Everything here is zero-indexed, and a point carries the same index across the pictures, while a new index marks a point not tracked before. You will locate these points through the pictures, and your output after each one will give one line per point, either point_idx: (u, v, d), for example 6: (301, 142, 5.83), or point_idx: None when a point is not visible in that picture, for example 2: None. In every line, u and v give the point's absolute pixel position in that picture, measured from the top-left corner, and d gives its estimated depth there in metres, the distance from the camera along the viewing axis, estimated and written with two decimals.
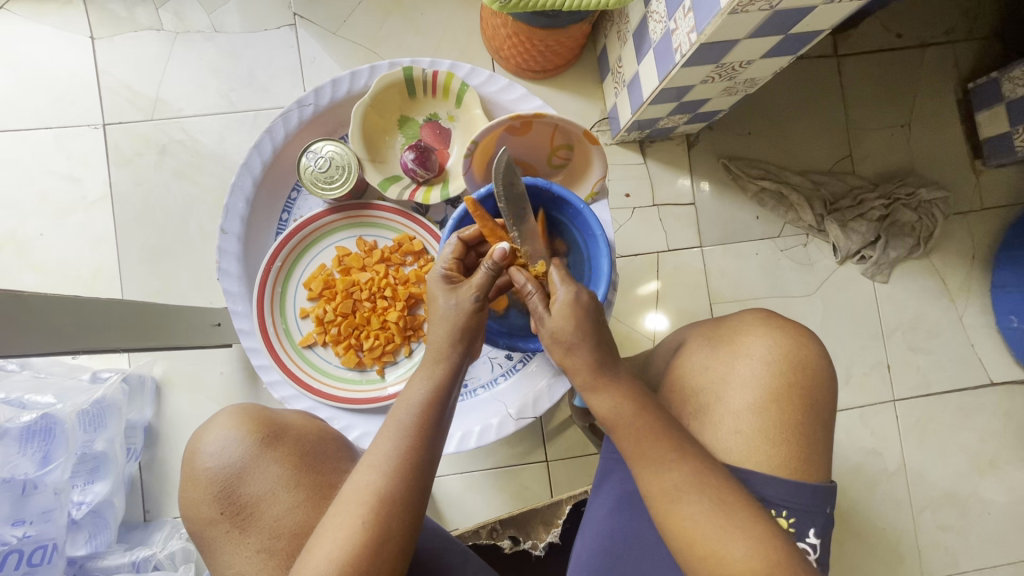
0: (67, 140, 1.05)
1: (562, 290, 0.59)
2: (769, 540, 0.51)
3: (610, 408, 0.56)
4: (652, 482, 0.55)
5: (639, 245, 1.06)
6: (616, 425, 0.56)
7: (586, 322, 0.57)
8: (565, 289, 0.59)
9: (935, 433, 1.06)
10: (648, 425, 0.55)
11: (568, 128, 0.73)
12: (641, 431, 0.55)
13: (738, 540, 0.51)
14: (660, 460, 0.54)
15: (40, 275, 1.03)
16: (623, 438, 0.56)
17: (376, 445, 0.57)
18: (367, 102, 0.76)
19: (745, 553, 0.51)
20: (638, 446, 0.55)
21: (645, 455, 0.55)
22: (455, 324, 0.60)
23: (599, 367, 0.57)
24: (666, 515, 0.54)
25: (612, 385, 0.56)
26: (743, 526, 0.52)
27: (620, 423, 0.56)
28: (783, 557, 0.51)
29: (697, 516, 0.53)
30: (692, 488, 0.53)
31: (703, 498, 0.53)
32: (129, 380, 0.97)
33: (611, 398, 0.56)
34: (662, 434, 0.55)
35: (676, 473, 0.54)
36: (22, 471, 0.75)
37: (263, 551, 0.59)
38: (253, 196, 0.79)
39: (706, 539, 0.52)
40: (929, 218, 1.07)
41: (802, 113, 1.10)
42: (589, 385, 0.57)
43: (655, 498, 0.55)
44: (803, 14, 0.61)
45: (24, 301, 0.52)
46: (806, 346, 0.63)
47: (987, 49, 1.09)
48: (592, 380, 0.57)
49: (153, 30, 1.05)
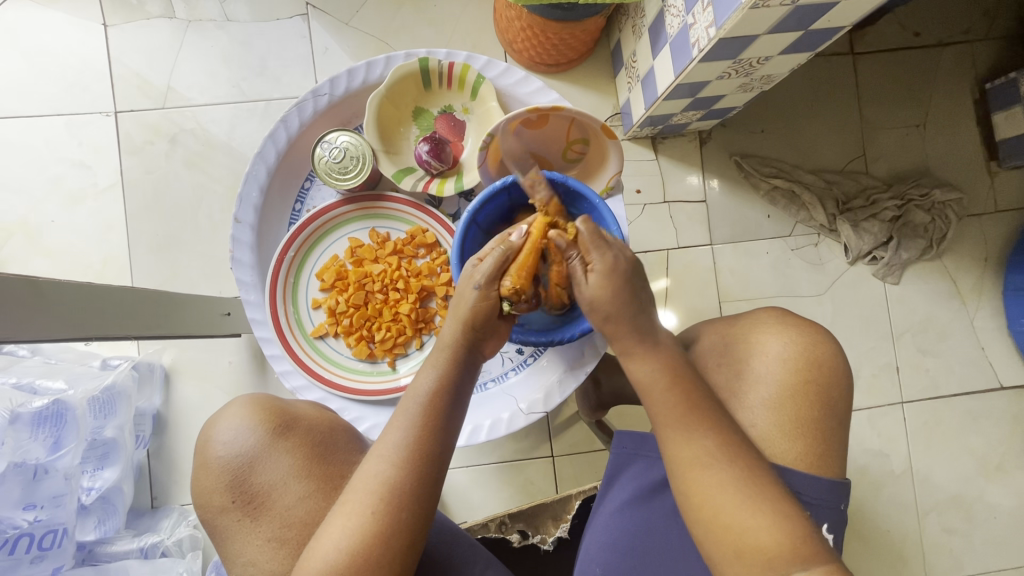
0: (78, 127, 1.05)
1: (599, 259, 0.59)
2: (794, 519, 0.52)
3: (649, 373, 0.58)
4: (680, 450, 0.55)
5: (649, 243, 1.06)
6: (651, 391, 0.58)
7: (622, 289, 0.59)
8: (601, 256, 0.59)
9: (943, 435, 1.06)
10: (684, 398, 0.56)
11: (586, 122, 0.72)
12: (678, 402, 0.56)
13: (763, 513, 0.52)
14: (695, 427, 0.55)
15: (50, 261, 1.04)
16: (658, 407, 0.57)
17: (387, 433, 0.57)
18: (383, 93, 0.76)
19: (767, 526, 0.51)
20: (671, 411, 0.56)
21: (679, 423, 0.56)
22: (459, 313, 0.60)
23: (641, 337, 0.59)
24: (690, 484, 0.54)
25: (651, 355, 0.58)
26: (768, 499, 0.52)
27: (654, 392, 0.57)
28: (806, 537, 0.51)
29: (722, 486, 0.53)
30: (719, 458, 0.54)
31: (731, 469, 0.53)
32: (139, 367, 0.98)
33: (651, 364, 0.58)
34: (697, 406, 0.56)
35: (709, 441, 0.55)
36: (33, 456, 0.76)
37: (274, 540, 0.59)
38: (267, 185, 0.79)
39: (731, 509, 0.52)
40: (943, 219, 1.06)
41: (817, 112, 1.09)
42: (627, 351, 0.59)
43: (680, 467, 0.55)
44: (826, 9, 0.61)
45: (37, 286, 0.52)
46: (822, 344, 0.62)
47: (1006, 50, 1.08)
48: (633, 347, 0.59)
49: (165, 18, 1.05)
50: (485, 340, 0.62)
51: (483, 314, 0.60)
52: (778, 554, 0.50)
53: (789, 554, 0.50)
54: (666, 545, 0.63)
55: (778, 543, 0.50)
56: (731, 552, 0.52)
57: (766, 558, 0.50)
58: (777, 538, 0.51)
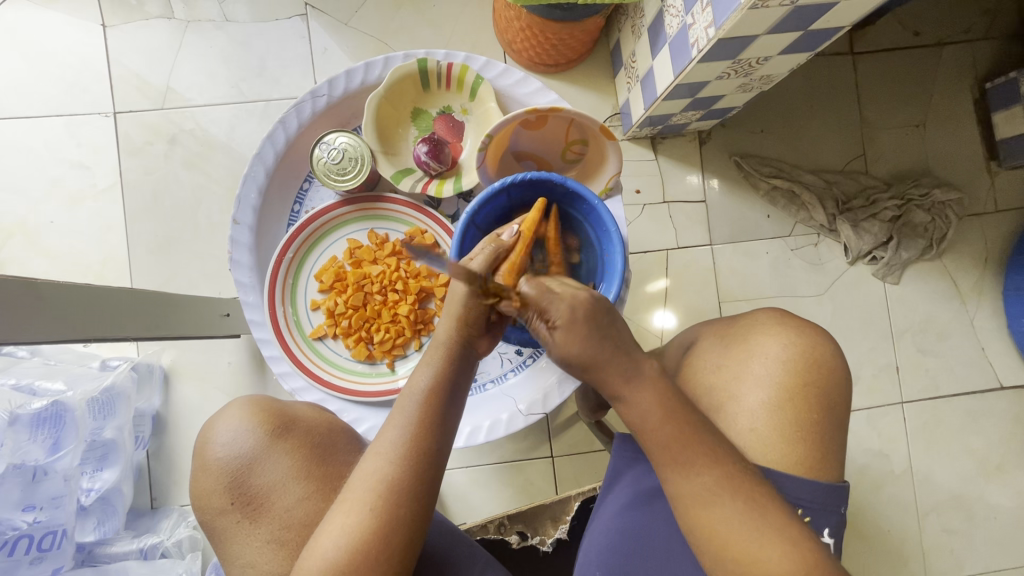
0: (78, 127, 1.05)
1: (556, 312, 0.54)
2: (802, 544, 0.52)
3: (641, 413, 0.55)
4: (683, 486, 0.54)
5: (649, 243, 1.06)
6: (646, 432, 0.55)
7: (589, 339, 0.54)
8: (558, 308, 0.54)
9: (943, 436, 1.06)
10: (680, 430, 0.54)
11: (584, 123, 0.72)
12: (674, 437, 0.54)
13: (772, 543, 0.52)
14: (695, 464, 0.54)
15: (49, 262, 1.04)
16: (656, 448, 0.55)
17: (385, 431, 0.57)
18: (380, 94, 0.76)
19: (779, 557, 0.51)
20: (667, 450, 0.54)
21: (677, 457, 0.54)
22: (455, 309, 0.60)
23: (627, 375, 0.55)
24: (697, 518, 0.54)
25: (640, 394, 0.54)
26: (777, 530, 0.52)
27: (651, 432, 0.55)
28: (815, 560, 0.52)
29: (730, 519, 0.53)
30: (724, 491, 0.53)
31: (736, 502, 0.53)
32: (139, 368, 0.98)
33: (641, 403, 0.54)
34: (695, 439, 0.54)
35: (710, 477, 0.53)
36: (32, 457, 0.76)
37: (273, 542, 0.59)
38: (265, 186, 0.79)
39: (743, 543, 0.52)
40: (943, 219, 1.05)
41: (817, 111, 1.09)
42: (615, 395, 0.56)
43: (683, 503, 0.54)
44: (825, 9, 0.60)
45: (36, 289, 0.52)
46: (821, 346, 0.62)
47: (1006, 50, 1.08)
48: (621, 388, 0.55)
49: (165, 18, 1.05)
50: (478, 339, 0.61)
51: (475, 309, 0.59)
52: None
53: None
54: (666, 546, 0.63)
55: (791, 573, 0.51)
56: None
57: None
58: (787, 567, 0.51)
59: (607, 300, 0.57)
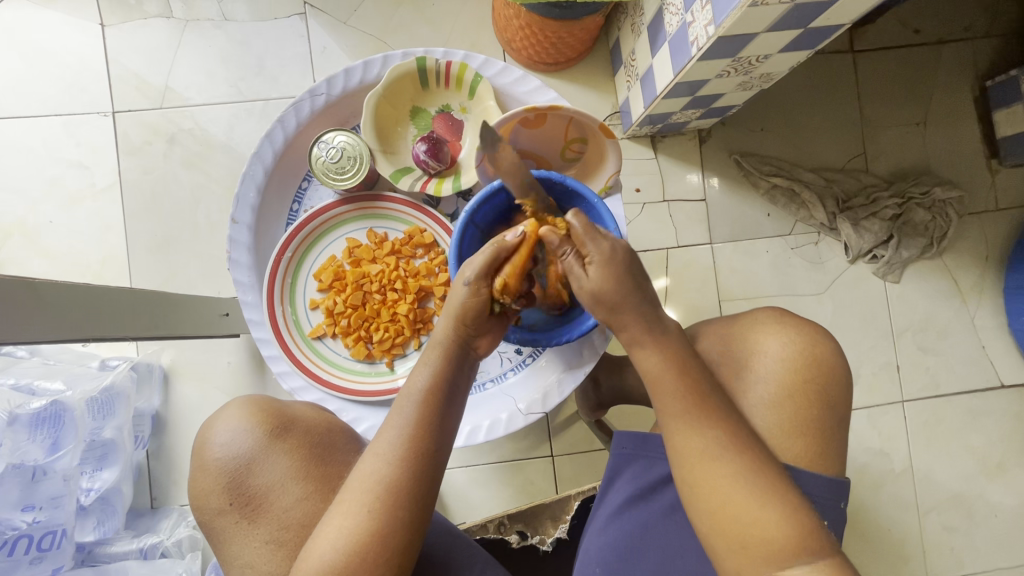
0: (76, 127, 1.04)
1: (595, 248, 0.58)
2: (800, 512, 0.52)
3: (657, 363, 0.57)
4: (687, 441, 0.55)
5: (649, 242, 1.05)
6: (659, 382, 0.57)
7: (621, 277, 0.58)
8: (597, 246, 0.58)
9: (943, 434, 1.06)
10: (692, 384, 0.56)
11: (584, 121, 0.72)
12: (686, 389, 0.56)
13: (771, 506, 0.52)
14: (702, 418, 0.55)
15: (48, 262, 1.03)
16: (666, 399, 0.57)
17: (382, 432, 0.57)
18: (379, 92, 0.76)
19: (776, 520, 0.51)
20: (677, 401, 0.56)
21: (687, 411, 0.56)
22: (453, 309, 0.60)
23: (648, 324, 0.58)
24: (698, 475, 0.54)
25: (658, 344, 0.58)
26: (777, 493, 0.52)
27: (664, 382, 0.57)
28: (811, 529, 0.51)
29: (730, 478, 0.53)
30: (727, 449, 0.54)
31: (738, 461, 0.54)
32: (138, 368, 0.97)
33: (658, 354, 0.58)
34: (706, 395, 0.56)
35: (716, 433, 0.55)
36: (31, 457, 0.76)
37: (272, 542, 0.59)
38: (264, 185, 0.79)
39: (741, 503, 0.52)
40: (944, 218, 1.05)
41: (817, 110, 1.09)
42: (634, 341, 0.59)
43: (685, 458, 0.55)
44: (825, 7, 0.60)
45: (34, 288, 0.51)
46: (822, 343, 0.62)
47: (1007, 48, 1.08)
48: (641, 336, 0.58)
49: (163, 18, 1.04)
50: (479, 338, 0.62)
51: (472, 310, 0.59)
52: (785, 546, 0.51)
53: (794, 547, 0.51)
54: (666, 545, 0.62)
55: (786, 535, 0.51)
56: (737, 545, 0.52)
57: (772, 549, 0.51)
58: (785, 531, 0.51)
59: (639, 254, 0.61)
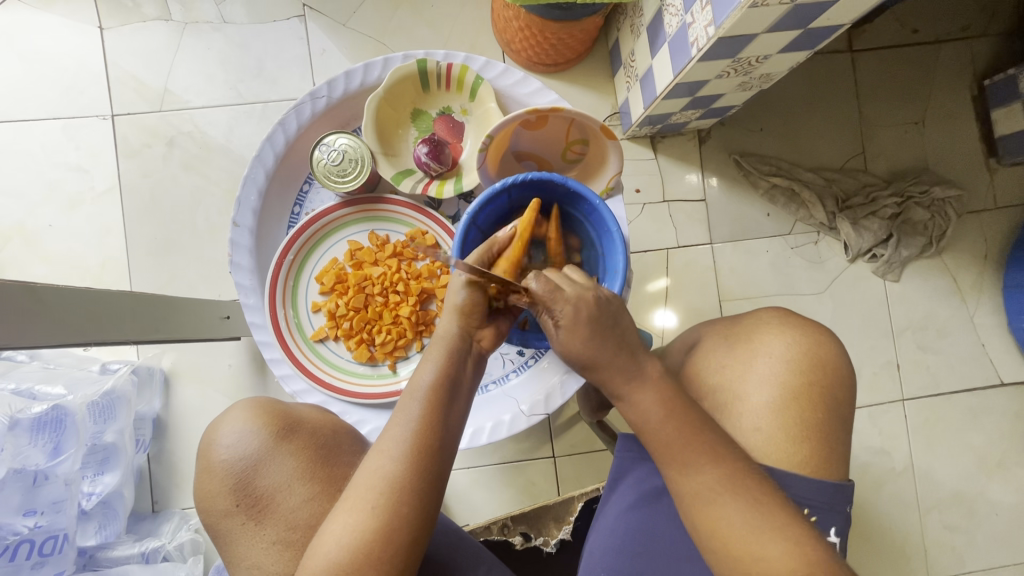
0: (75, 131, 1.04)
1: (562, 309, 0.56)
2: (806, 542, 0.52)
3: (643, 411, 0.56)
4: (685, 484, 0.55)
5: (649, 242, 1.06)
6: (646, 430, 0.56)
7: (592, 334, 0.56)
8: (563, 304, 0.56)
9: (944, 433, 1.06)
10: (683, 425, 0.55)
11: (585, 123, 0.72)
12: (676, 432, 0.55)
13: (776, 540, 0.52)
14: (697, 461, 0.54)
15: (48, 266, 1.03)
16: (658, 445, 0.56)
17: (388, 429, 0.57)
18: (380, 95, 0.76)
19: (783, 554, 0.51)
20: (669, 446, 0.55)
21: (680, 453, 0.55)
22: (454, 303, 0.60)
23: (627, 372, 0.56)
24: (699, 516, 0.54)
25: (640, 390, 0.56)
26: (780, 525, 0.52)
27: (655, 424, 0.56)
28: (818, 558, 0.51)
29: (733, 517, 0.53)
30: (725, 490, 0.53)
31: (737, 500, 0.53)
32: (139, 372, 0.97)
33: (646, 397, 0.56)
34: (699, 435, 0.55)
35: (711, 475, 0.54)
36: (33, 461, 0.76)
37: (278, 543, 0.59)
38: (265, 188, 0.79)
39: (745, 539, 0.52)
40: (943, 217, 1.06)
41: (816, 109, 1.09)
42: (617, 395, 0.57)
43: (686, 499, 0.55)
44: (825, 8, 0.60)
45: (36, 293, 0.51)
46: (824, 345, 0.62)
47: (1004, 47, 1.08)
48: (623, 387, 0.57)
49: (162, 20, 1.04)
50: (480, 330, 0.61)
51: (475, 303, 0.60)
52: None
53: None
54: (671, 547, 0.62)
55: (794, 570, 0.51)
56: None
57: None
58: (792, 565, 0.51)
59: (614, 300, 0.59)
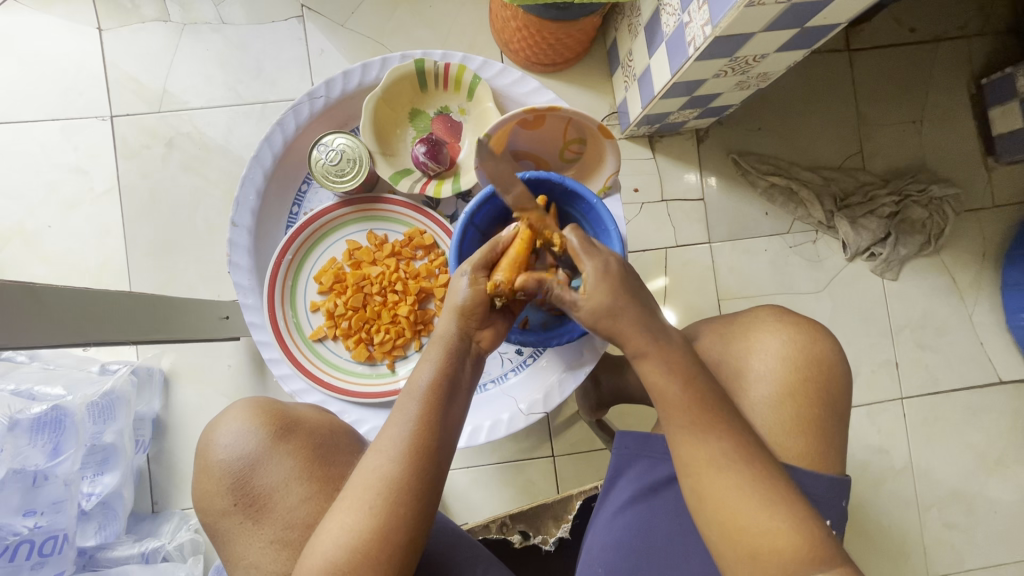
0: (74, 132, 1.04)
1: (590, 264, 0.59)
2: (809, 521, 0.53)
3: (663, 373, 0.56)
4: (693, 452, 0.55)
5: (648, 241, 1.06)
6: (666, 394, 0.56)
7: (619, 289, 0.58)
8: (591, 260, 0.59)
9: (943, 431, 1.06)
10: (698, 391, 0.56)
11: (582, 121, 0.72)
12: (694, 399, 0.55)
13: (780, 516, 0.52)
14: (710, 429, 0.55)
15: (48, 267, 1.03)
16: (672, 410, 0.56)
17: (386, 429, 0.57)
18: (378, 95, 0.76)
19: (787, 531, 0.52)
20: (685, 412, 0.55)
21: (696, 420, 0.55)
22: (453, 302, 0.60)
23: (650, 331, 0.57)
24: (707, 485, 0.54)
25: (662, 352, 0.57)
26: (785, 502, 0.53)
27: (673, 390, 0.56)
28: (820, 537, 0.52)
29: (739, 488, 0.53)
30: (736, 460, 0.54)
31: (747, 470, 0.53)
32: (138, 372, 0.97)
33: (664, 362, 0.57)
34: (714, 403, 0.55)
35: (725, 442, 0.54)
36: (32, 462, 0.76)
37: (276, 542, 0.59)
38: (264, 188, 0.79)
39: (751, 512, 0.53)
40: (941, 215, 1.06)
41: (814, 108, 1.10)
42: (640, 352, 0.57)
43: (694, 468, 0.55)
44: (821, 7, 0.60)
45: (35, 293, 0.52)
46: (821, 342, 0.63)
47: (1002, 46, 1.08)
48: (645, 346, 0.57)
49: (160, 21, 1.04)
50: (480, 331, 0.61)
51: (476, 302, 0.59)
52: (795, 556, 0.51)
53: (805, 555, 0.51)
54: (669, 545, 0.63)
55: (797, 545, 0.51)
56: (744, 553, 0.53)
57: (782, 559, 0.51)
58: (793, 540, 0.51)
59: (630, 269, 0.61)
